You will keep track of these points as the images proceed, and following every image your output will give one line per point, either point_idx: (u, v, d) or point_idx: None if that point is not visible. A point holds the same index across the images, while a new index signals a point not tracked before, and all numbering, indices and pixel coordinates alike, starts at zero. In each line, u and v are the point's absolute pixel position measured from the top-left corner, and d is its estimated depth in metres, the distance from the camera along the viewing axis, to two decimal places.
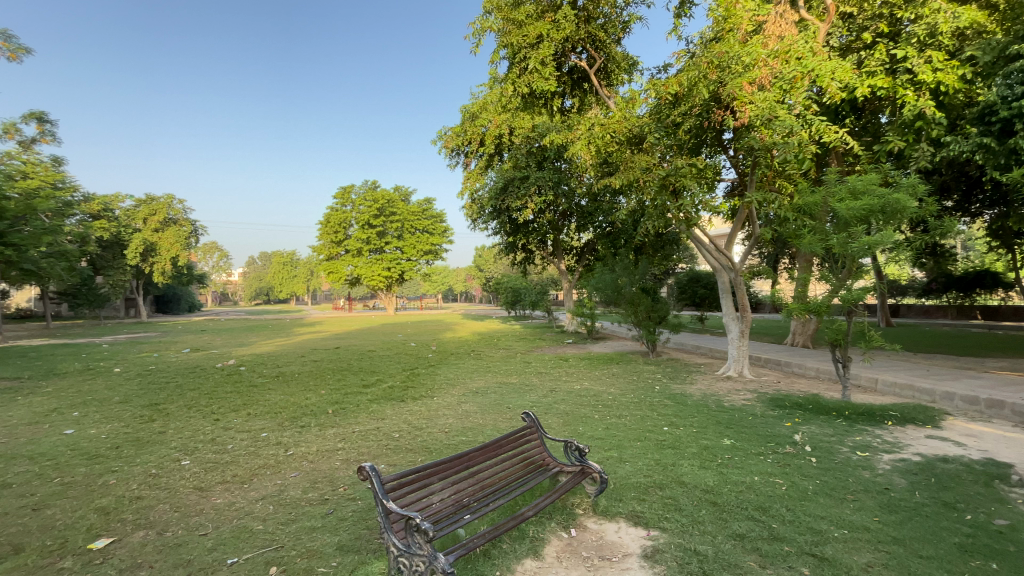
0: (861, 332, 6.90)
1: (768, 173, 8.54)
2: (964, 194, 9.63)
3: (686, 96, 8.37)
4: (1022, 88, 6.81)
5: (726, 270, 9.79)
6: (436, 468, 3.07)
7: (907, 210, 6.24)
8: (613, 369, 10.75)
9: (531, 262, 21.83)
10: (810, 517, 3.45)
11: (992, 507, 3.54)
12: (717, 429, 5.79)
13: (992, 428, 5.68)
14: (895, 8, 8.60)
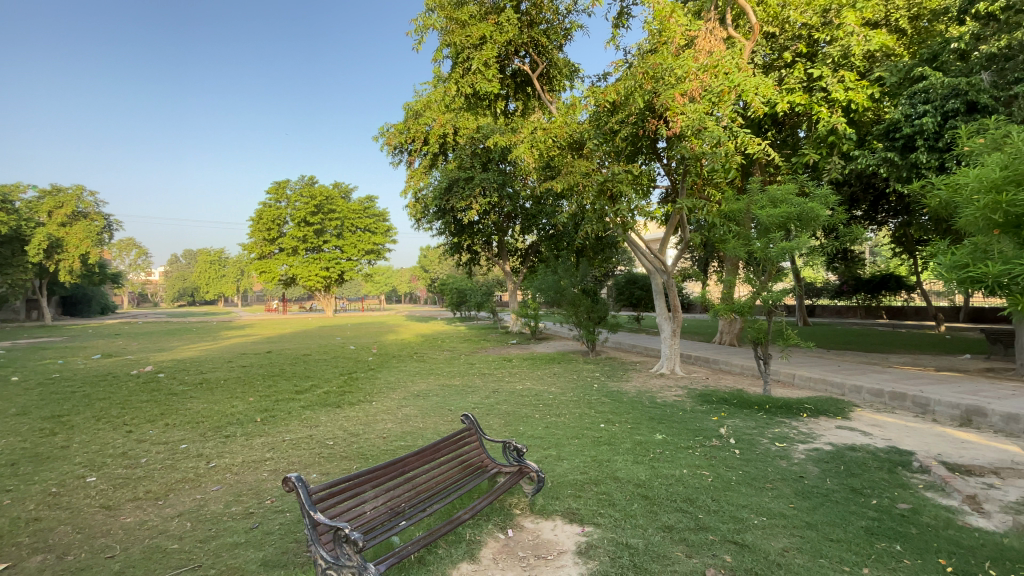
0: (779, 331, 7.44)
1: (698, 181, 9.05)
2: (872, 204, 10.57)
3: (623, 104, 8.70)
4: (924, 107, 7.49)
5: (660, 273, 10.22)
6: (370, 475, 2.96)
7: (819, 219, 6.79)
8: (555, 369, 10.94)
9: (475, 263, 21.79)
10: (733, 507, 3.65)
11: (888, 489, 3.91)
12: (650, 425, 6.03)
13: (891, 417, 6.29)
14: (812, 30, 9.36)
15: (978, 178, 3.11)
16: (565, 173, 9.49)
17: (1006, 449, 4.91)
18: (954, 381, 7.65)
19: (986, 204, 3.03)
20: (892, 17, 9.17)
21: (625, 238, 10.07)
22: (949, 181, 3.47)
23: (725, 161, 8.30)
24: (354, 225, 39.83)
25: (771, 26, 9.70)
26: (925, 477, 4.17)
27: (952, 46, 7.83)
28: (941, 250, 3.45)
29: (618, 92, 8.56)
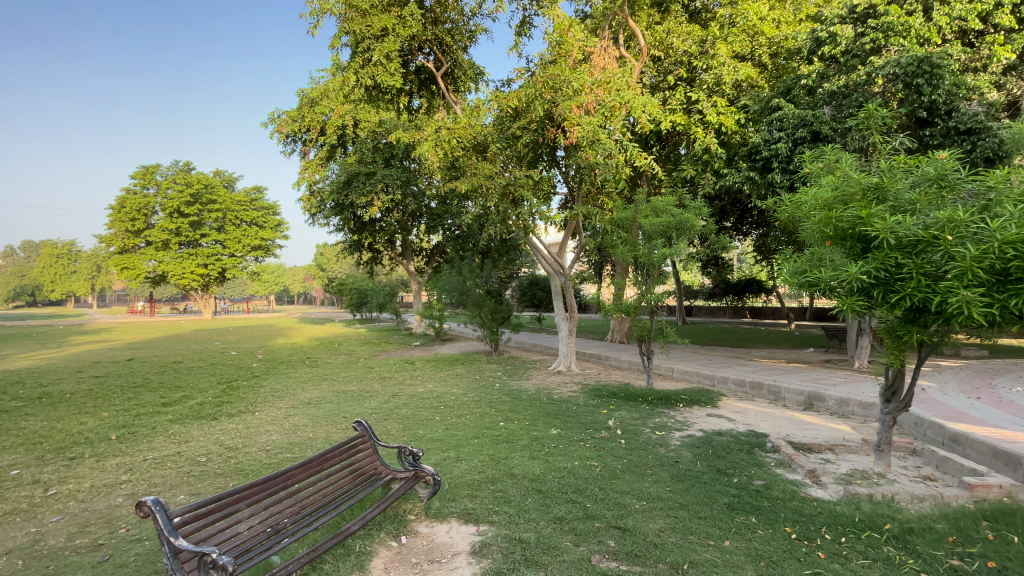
0: (661, 329, 8.14)
1: (592, 189, 9.62)
2: (738, 218, 11.96)
3: (524, 111, 8.98)
4: (778, 134, 8.65)
5: (558, 275, 10.63)
6: (248, 492, 2.71)
7: (693, 228, 7.55)
8: (457, 370, 10.91)
9: (376, 262, 21.01)
10: (618, 494, 3.91)
11: (747, 468, 4.45)
12: (546, 421, 6.25)
13: (750, 404, 7.17)
14: (692, 58, 10.32)
15: (814, 197, 3.64)
16: (468, 174, 9.53)
17: (835, 427, 5.82)
18: (799, 371, 8.92)
19: (820, 219, 3.57)
20: (756, 52, 10.35)
21: (526, 241, 10.33)
22: (793, 198, 4.03)
23: (616, 171, 8.88)
24: (239, 218, 36.31)
25: (657, 50, 10.61)
26: (775, 456, 4.80)
27: (801, 82, 8.97)
28: (786, 257, 4.00)
29: (520, 99, 8.84)
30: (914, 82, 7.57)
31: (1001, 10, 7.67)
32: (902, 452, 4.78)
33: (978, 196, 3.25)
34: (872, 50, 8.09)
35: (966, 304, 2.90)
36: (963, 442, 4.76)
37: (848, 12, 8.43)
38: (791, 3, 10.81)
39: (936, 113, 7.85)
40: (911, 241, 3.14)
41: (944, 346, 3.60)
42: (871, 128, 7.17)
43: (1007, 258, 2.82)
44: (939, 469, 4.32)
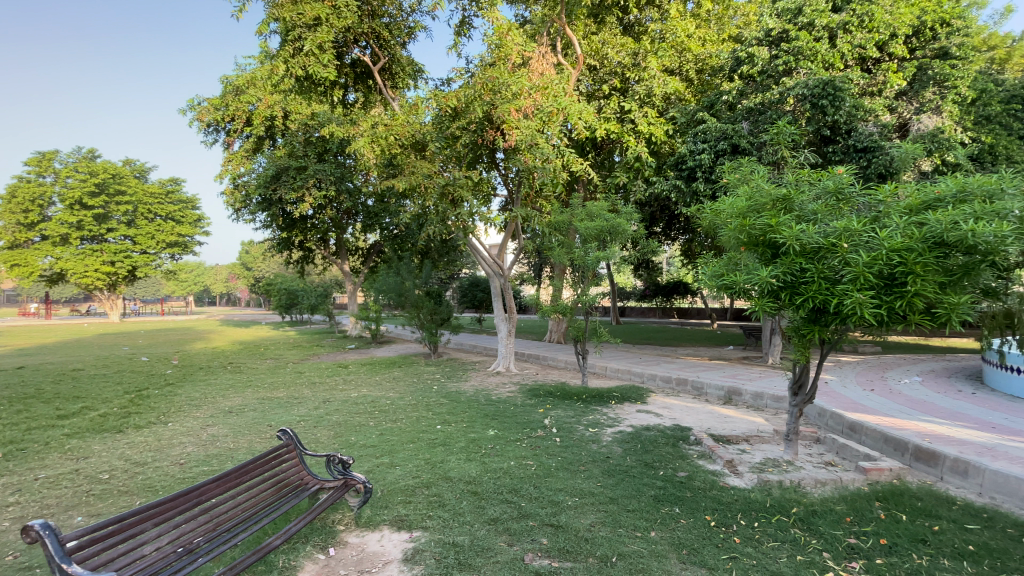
0: (595, 329, 8.39)
1: (531, 192, 9.76)
2: (667, 224, 12.57)
3: (464, 111, 8.99)
4: (702, 146, 9.22)
5: (498, 276, 10.67)
6: (157, 510, 2.47)
7: (625, 233, 7.85)
8: (393, 373, 10.64)
9: (308, 261, 20.05)
10: (552, 492, 3.98)
11: (672, 461, 4.68)
12: (483, 422, 6.25)
13: (676, 400, 7.56)
14: (625, 69, 10.76)
15: (731, 206, 3.89)
16: (406, 173, 9.35)
17: (752, 420, 6.27)
18: (721, 368, 9.53)
19: (736, 226, 3.81)
20: (683, 68, 10.90)
21: (466, 241, 10.27)
22: (713, 207, 4.29)
23: (553, 176, 9.05)
24: (152, 212, 33.29)
25: (593, 60, 10.96)
26: (698, 448, 5.09)
27: (723, 98, 9.58)
28: (706, 261, 4.27)
29: (459, 99, 8.83)
30: (819, 103, 8.30)
31: (894, 41, 8.48)
32: (808, 441, 5.23)
33: (869, 209, 3.62)
34: (784, 71, 8.82)
35: (859, 305, 3.21)
36: (859, 430, 5.29)
37: (764, 36, 9.13)
38: (714, 23, 11.44)
39: (838, 132, 8.64)
40: (813, 248, 3.45)
41: (842, 344, 3.98)
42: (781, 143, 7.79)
43: (892, 264, 3.16)
44: (839, 455, 4.77)
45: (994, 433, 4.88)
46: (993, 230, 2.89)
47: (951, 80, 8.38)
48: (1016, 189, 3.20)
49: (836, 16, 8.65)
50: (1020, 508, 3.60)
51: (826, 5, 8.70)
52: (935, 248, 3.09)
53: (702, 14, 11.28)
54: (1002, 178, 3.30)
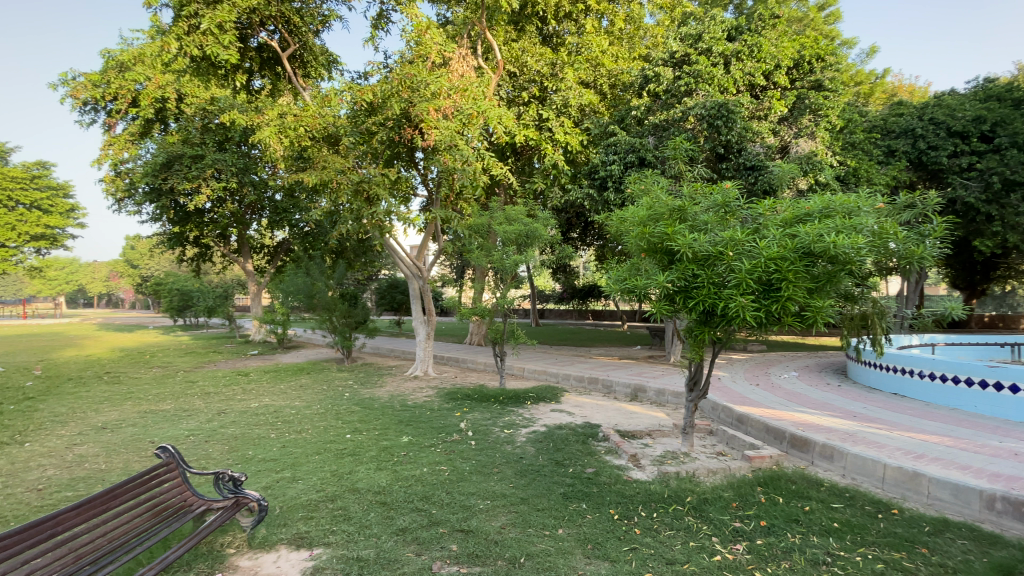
0: (512, 331, 8.49)
1: (450, 194, 9.68)
2: (582, 230, 13.05)
3: (380, 107, 8.73)
4: (613, 157, 9.74)
5: (417, 278, 10.45)
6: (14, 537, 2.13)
7: (541, 237, 8.02)
8: (301, 380, 10.01)
9: (206, 259, 18.32)
10: (463, 496, 3.95)
11: (581, 458, 4.85)
12: (397, 429, 6.06)
13: (588, 399, 7.86)
14: (543, 78, 11.05)
15: (634, 214, 4.13)
16: (317, 167, 8.85)
17: (655, 415, 6.68)
18: (630, 366, 10.06)
19: (637, 233, 4.06)
20: (598, 81, 11.37)
21: (384, 242, 9.93)
22: (619, 215, 4.52)
23: (473, 178, 9.03)
24: (10, 198, 28.65)
25: (513, 66, 11.13)
26: (606, 444, 5.32)
27: (633, 113, 10.16)
28: (612, 266, 4.48)
29: (376, 93, 8.57)
30: (715, 123, 9.05)
31: (777, 72, 9.42)
32: (703, 433, 5.66)
33: (751, 221, 4.00)
34: (686, 92, 9.52)
35: (741, 308, 3.54)
36: (746, 422, 5.82)
37: (669, 57, 9.82)
38: (627, 41, 12.05)
39: (730, 151, 9.45)
40: (705, 255, 3.75)
41: (730, 344, 4.35)
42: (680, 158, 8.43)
43: (769, 271, 3.50)
44: (728, 445, 5.21)
45: (851, 421, 5.61)
46: (848, 242, 3.31)
47: (823, 109, 9.33)
48: (866, 208, 3.69)
49: (730, 45, 9.51)
50: (874, 486, 4.14)
51: (722, 34, 9.55)
52: (804, 257, 3.48)
53: (615, 32, 11.86)
54: (857, 198, 3.79)
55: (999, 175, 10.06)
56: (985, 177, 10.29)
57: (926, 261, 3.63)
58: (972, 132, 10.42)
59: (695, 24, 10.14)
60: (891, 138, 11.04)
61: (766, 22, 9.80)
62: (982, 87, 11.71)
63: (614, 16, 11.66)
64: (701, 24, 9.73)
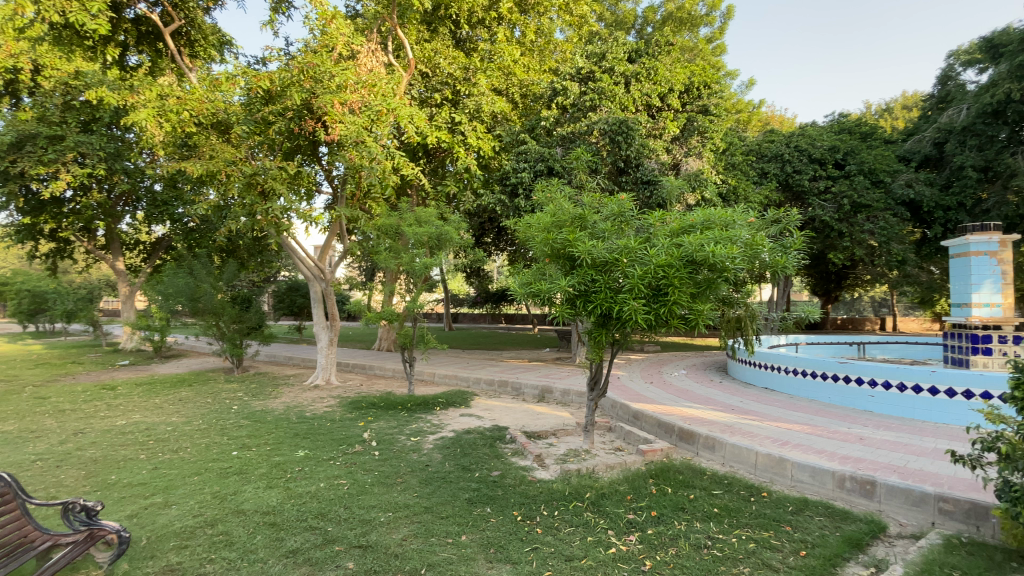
0: (422, 336, 8.31)
1: (356, 193, 9.27)
2: (495, 235, 13.16)
3: (279, 96, 8.18)
4: (524, 165, 10.02)
5: (319, 281, 9.88)
6: None
7: (452, 241, 7.94)
8: (182, 393, 8.97)
9: (63, 255, 15.84)
10: (363, 510, 3.77)
11: (487, 461, 4.85)
12: (292, 442, 5.65)
13: (497, 402, 7.91)
14: (456, 82, 11.03)
15: (539, 220, 4.26)
16: (203, 156, 8.07)
17: (560, 415, 6.88)
18: (538, 369, 10.29)
19: (541, 239, 4.19)
20: (509, 90, 11.57)
21: (282, 242, 9.26)
22: (525, 221, 4.63)
23: (381, 178, 8.73)
24: None
25: (424, 67, 10.99)
26: (512, 446, 5.38)
27: (542, 123, 10.47)
28: (518, 270, 4.58)
29: (274, 81, 8.04)
30: (617, 138, 9.60)
31: (671, 94, 10.22)
32: (603, 430, 5.95)
33: (643, 230, 4.30)
34: (591, 106, 10.00)
35: (634, 311, 3.78)
36: (641, 418, 6.20)
37: (576, 72, 10.27)
38: (538, 53, 12.41)
39: (630, 166, 10.09)
40: (602, 262, 3.96)
41: (627, 345, 4.62)
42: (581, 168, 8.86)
43: (658, 278, 3.77)
44: (625, 441, 5.52)
45: (730, 413, 6.21)
46: (725, 253, 3.65)
47: (708, 133, 10.31)
48: (741, 222, 4.11)
49: (630, 66, 10.18)
50: (749, 472, 4.60)
51: (623, 56, 10.20)
52: (688, 265, 3.79)
53: (526, 43, 12.16)
54: (733, 213, 4.20)
55: (847, 198, 11.76)
56: (836, 200, 11.98)
57: (788, 271, 4.13)
58: (827, 160, 12.10)
59: (599, 44, 10.73)
60: (764, 161, 12.49)
61: (663, 48, 10.62)
62: (834, 122, 13.65)
63: (526, 27, 11.97)
64: (605, 44, 10.33)
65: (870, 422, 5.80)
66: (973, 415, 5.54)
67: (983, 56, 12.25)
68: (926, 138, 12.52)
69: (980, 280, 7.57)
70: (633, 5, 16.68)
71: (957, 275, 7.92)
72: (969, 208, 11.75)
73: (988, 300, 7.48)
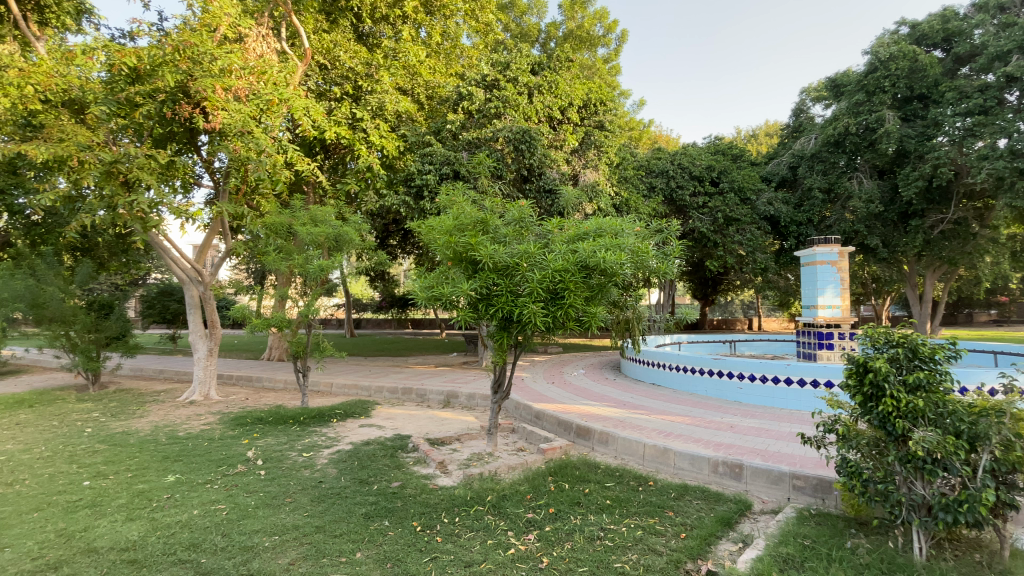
0: (317, 344, 7.81)
1: (242, 187, 8.49)
2: (400, 239, 12.83)
3: (148, 75, 7.24)
4: (429, 167, 9.90)
5: (196, 284, 8.87)
6: None
7: (351, 242, 7.55)
8: (16, 416, 7.52)
9: None
10: (244, 536, 3.42)
11: (387, 473, 4.67)
12: (160, 467, 4.98)
13: (400, 410, 7.66)
14: (357, 77, 10.61)
15: (441, 223, 4.22)
16: (48, 138, 6.90)
17: (464, 420, 6.83)
18: (443, 374, 10.16)
19: (443, 242, 4.16)
20: (414, 90, 11.36)
21: (151, 240, 8.19)
22: (428, 223, 4.55)
23: (271, 172, 8.07)
24: None
25: (323, 58, 10.45)
26: (414, 455, 5.24)
27: (448, 126, 10.39)
28: (419, 273, 4.49)
29: (142, 58, 7.14)
30: (520, 146, 9.79)
31: (571, 108, 10.69)
32: (506, 432, 6.02)
33: (543, 236, 4.43)
34: (495, 113, 10.12)
35: (533, 314, 3.87)
36: (543, 418, 6.38)
37: (481, 79, 10.34)
38: (444, 56, 12.33)
39: (533, 174, 10.38)
40: (503, 266, 4.03)
41: (529, 347, 4.72)
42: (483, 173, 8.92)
43: (555, 282, 3.90)
44: (527, 441, 5.64)
45: (622, 409, 6.62)
46: (615, 259, 3.87)
47: (603, 147, 10.96)
48: (630, 232, 4.38)
49: (533, 78, 10.49)
50: (638, 463, 4.92)
51: (527, 67, 10.49)
52: (582, 270, 3.96)
53: (432, 44, 12.02)
54: (623, 222, 4.47)
55: (721, 213, 13.13)
56: (712, 214, 13.33)
57: (670, 276, 4.50)
58: (705, 178, 13.45)
59: (504, 53, 10.93)
60: (653, 176, 13.57)
61: (564, 63, 11.09)
62: (712, 144, 15.22)
63: (431, 28, 11.85)
64: (509, 54, 10.54)
65: (739, 411, 6.51)
66: (817, 401, 6.44)
67: (827, 95, 14.35)
68: (784, 162, 14.55)
69: (824, 286, 8.84)
70: (537, 19, 17.24)
71: (807, 281, 9.19)
72: (816, 225, 13.71)
73: (830, 303, 8.78)
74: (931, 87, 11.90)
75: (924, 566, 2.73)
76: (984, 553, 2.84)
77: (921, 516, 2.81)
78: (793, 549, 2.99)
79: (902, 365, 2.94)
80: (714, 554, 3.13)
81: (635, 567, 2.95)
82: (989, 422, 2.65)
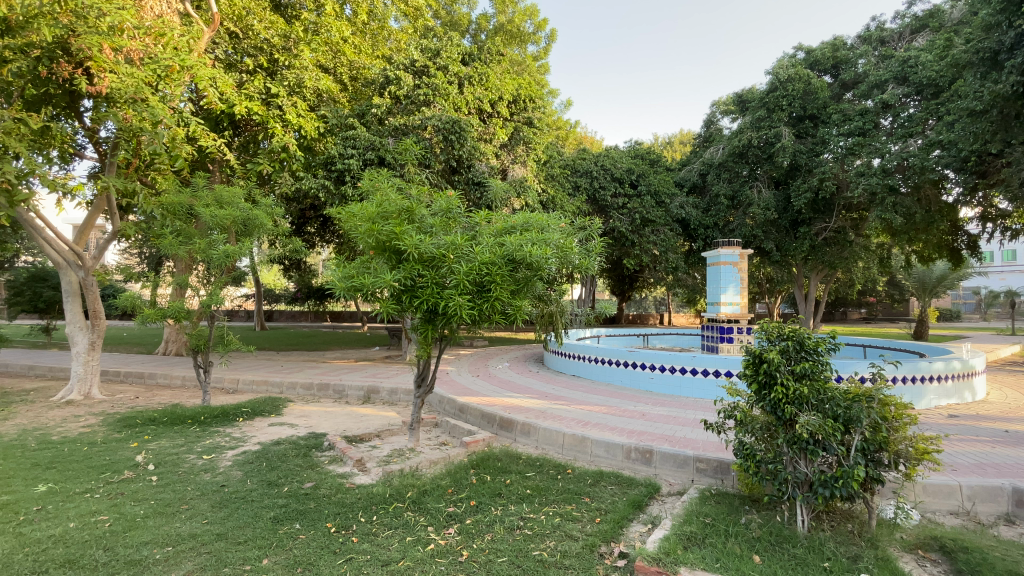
0: (221, 337, 7.21)
1: (133, 160, 7.60)
2: (320, 226, 12.28)
3: (20, 28, 6.23)
4: (351, 152, 9.50)
5: (76, 269, 7.79)
6: None
7: (262, 228, 6.99)
8: None
9: None
10: (130, 549, 3.07)
11: (299, 473, 4.40)
12: (27, 475, 4.34)
13: (315, 407, 7.29)
14: (274, 49, 9.94)
15: (363, 211, 4.07)
16: None
17: (385, 416, 6.64)
18: (363, 369, 9.81)
19: (365, 231, 4.02)
20: (337, 69, 10.83)
21: (19, 218, 7.09)
22: (349, 210, 4.34)
23: (168, 145, 7.30)
24: None
25: (233, 26, 9.69)
26: (329, 454, 5.00)
27: (373, 110, 9.95)
28: (338, 263, 4.29)
29: (12, 7, 6.07)
30: (449, 137, 9.62)
31: (500, 102, 10.68)
32: (428, 426, 5.94)
33: (468, 229, 4.41)
34: (423, 101, 9.80)
35: (458, 307, 3.82)
36: (466, 411, 6.35)
37: (409, 64, 10.01)
38: (370, 36, 11.81)
39: (462, 166, 10.26)
40: (429, 257, 3.93)
41: (454, 340, 4.67)
42: (408, 161, 8.66)
43: (482, 275, 3.87)
44: (450, 434, 5.60)
45: (545, 400, 6.77)
46: (540, 253, 3.91)
47: (532, 144, 11.06)
48: (556, 227, 4.44)
49: (463, 68, 10.36)
50: (557, 452, 5.09)
51: (457, 56, 10.34)
52: (509, 263, 3.97)
53: (357, 22, 11.44)
54: (549, 218, 4.51)
55: (639, 214, 13.80)
56: (630, 214, 13.94)
57: (590, 273, 4.63)
58: (626, 180, 14.07)
59: (434, 41, 10.67)
60: (578, 175, 13.96)
61: (494, 57, 11.09)
62: (633, 148, 15.96)
63: (357, 6, 11.28)
64: (439, 42, 10.30)
65: (650, 400, 6.92)
66: (719, 390, 7.01)
67: (735, 109, 15.55)
68: (695, 169, 15.62)
69: (727, 285, 9.62)
70: (468, 10, 17.07)
71: (712, 280, 9.95)
72: (722, 228, 14.89)
73: (731, 300, 9.58)
74: (821, 108, 13.29)
75: (805, 537, 3.06)
76: (855, 523, 3.24)
77: (803, 492, 3.13)
78: (695, 527, 3.22)
79: (791, 356, 3.25)
80: (625, 536, 3.29)
81: (553, 554, 3.02)
82: (861, 407, 3.02)
